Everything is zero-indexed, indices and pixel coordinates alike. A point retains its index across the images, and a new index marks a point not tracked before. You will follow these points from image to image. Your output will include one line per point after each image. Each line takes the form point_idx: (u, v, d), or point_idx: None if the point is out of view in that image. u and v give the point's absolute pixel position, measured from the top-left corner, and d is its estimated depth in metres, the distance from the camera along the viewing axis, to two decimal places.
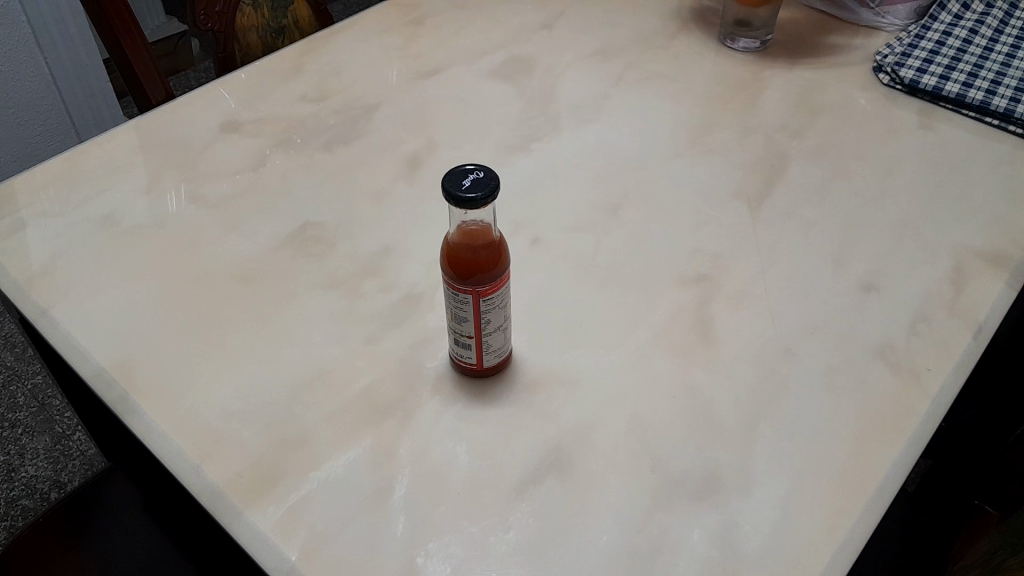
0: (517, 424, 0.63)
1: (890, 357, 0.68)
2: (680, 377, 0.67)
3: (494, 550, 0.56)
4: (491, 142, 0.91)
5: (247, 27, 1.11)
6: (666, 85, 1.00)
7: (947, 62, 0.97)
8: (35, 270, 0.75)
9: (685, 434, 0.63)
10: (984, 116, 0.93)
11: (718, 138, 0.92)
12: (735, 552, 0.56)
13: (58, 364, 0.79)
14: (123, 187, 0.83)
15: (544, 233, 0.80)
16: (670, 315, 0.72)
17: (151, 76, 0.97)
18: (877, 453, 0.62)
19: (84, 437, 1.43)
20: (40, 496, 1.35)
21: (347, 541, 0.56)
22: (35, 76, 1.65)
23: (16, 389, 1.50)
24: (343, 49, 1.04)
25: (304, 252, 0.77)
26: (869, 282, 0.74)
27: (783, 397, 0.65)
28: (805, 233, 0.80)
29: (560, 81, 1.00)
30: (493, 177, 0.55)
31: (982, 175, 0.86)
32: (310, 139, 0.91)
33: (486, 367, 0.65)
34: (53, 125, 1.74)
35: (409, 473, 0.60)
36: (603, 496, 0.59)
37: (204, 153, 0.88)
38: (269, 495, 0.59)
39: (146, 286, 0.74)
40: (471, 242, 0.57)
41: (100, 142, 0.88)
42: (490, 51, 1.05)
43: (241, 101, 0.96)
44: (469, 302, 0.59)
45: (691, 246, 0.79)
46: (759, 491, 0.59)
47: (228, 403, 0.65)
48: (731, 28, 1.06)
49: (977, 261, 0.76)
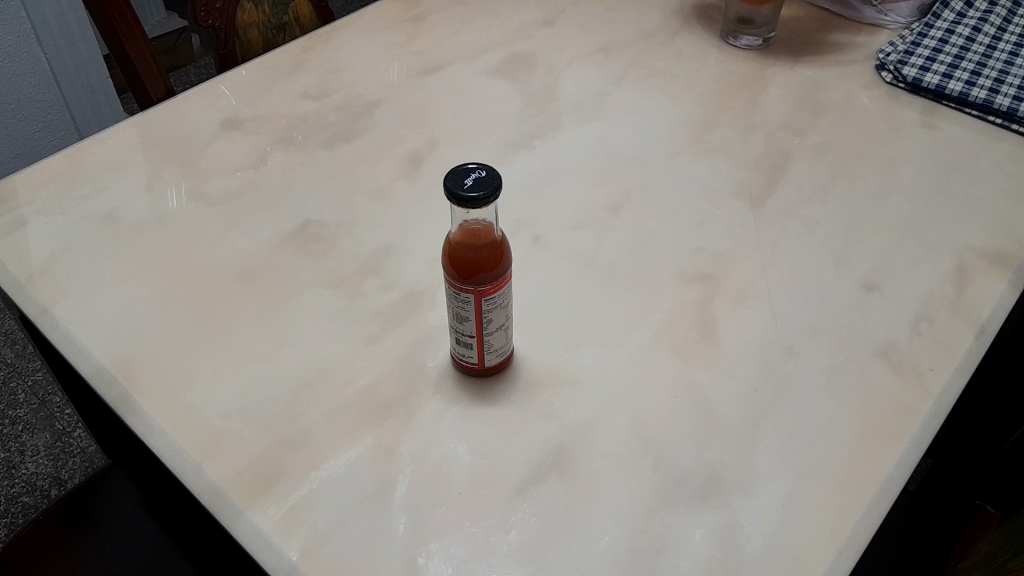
0: (517, 423, 0.63)
1: (892, 357, 0.68)
2: (682, 377, 0.67)
3: (495, 550, 0.56)
4: (491, 139, 0.91)
5: (248, 24, 1.11)
6: (667, 83, 0.99)
7: (950, 61, 0.96)
8: (35, 268, 0.74)
9: (686, 434, 0.63)
10: (987, 115, 0.93)
11: (720, 136, 0.91)
12: (736, 552, 0.56)
13: (59, 362, 0.79)
14: (123, 184, 0.83)
15: (546, 232, 0.80)
16: (672, 315, 0.72)
17: (151, 72, 0.97)
18: (879, 454, 0.61)
19: (84, 433, 1.43)
20: (40, 493, 1.35)
21: (348, 541, 0.56)
22: (36, 71, 1.65)
23: (16, 385, 1.50)
24: (343, 46, 1.04)
25: (304, 250, 0.77)
26: (872, 282, 0.74)
27: (784, 397, 0.65)
28: (808, 232, 0.79)
29: (561, 79, 1.00)
30: (495, 176, 0.55)
31: (984, 175, 0.85)
32: (310, 136, 0.91)
33: (487, 366, 0.65)
34: (53, 120, 1.74)
35: (410, 473, 0.60)
36: (604, 496, 0.59)
37: (204, 151, 0.88)
38: (269, 494, 0.59)
39: (147, 284, 0.74)
40: (472, 241, 0.57)
41: (100, 139, 0.88)
42: (491, 48, 1.05)
43: (241, 98, 0.95)
44: (470, 302, 0.59)
45: (692, 245, 0.78)
46: (760, 491, 0.59)
47: (228, 402, 0.64)
48: (733, 25, 1.05)
49: (979, 261, 0.76)
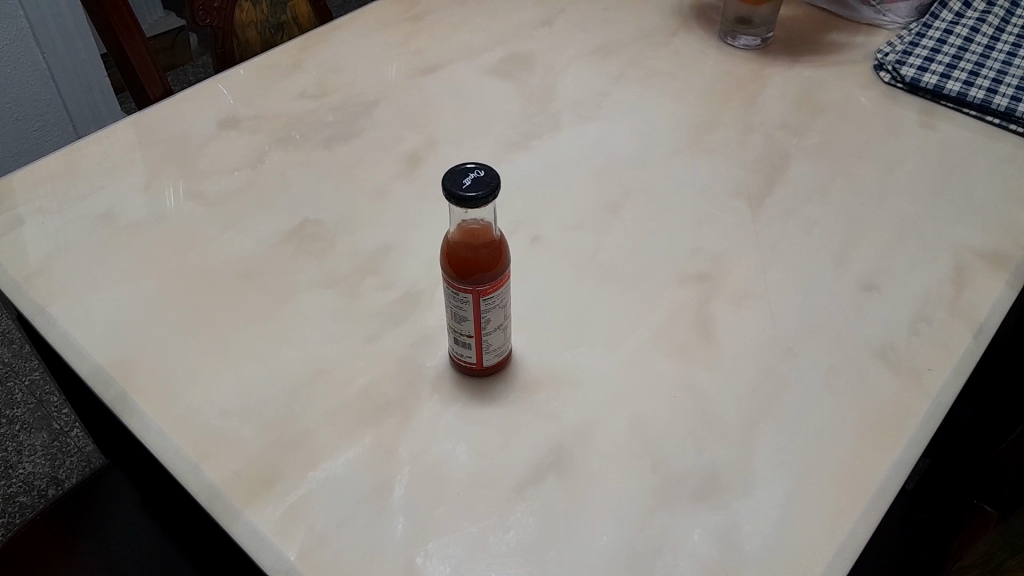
0: (517, 423, 0.63)
1: (890, 357, 0.68)
2: (681, 377, 0.67)
3: (494, 550, 0.56)
4: (490, 139, 0.91)
5: (247, 23, 1.11)
6: (666, 83, 0.99)
7: (948, 61, 0.97)
8: (33, 267, 0.74)
9: (685, 434, 0.63)
10: (984, 116, 0.93)
11: (719, 136, 0.92)
12: (735, 551, 0.56)
13: (57, 363, 0.79)
14: (121, 183, 0.83)
15: (544, 232, 0.80)
16: (671, 315, 0.72)
17: (149, 71, 0.97)
18: (877, 453, 0.61)
19: (81, 433, 1.42)
20: (37, 493, 1.35)
21: (346, 540, 0.56)
22: (33, 71, 1.65)
23: (13, 385, 1.50)
24: (342, 46, 1.04)
25: (303, 249, 0.77)
26: (870, 282, 0.74)
27: (783, 397, 0.65)
28: (806, 232, 0.79)
29: (560, 79, 1.00)
30: (494, 176, 0.55)
31: (982, 175, 0.85)
32: (309, 136, 0.90)
33: (486, 366, 0.65)
34: (51, 120, 1.74)
35: (408, 473, 0.60)
36: (603, 495, 0.59)
37: (202, 150, 0.88)
38: (267, 494, 0.59)
39: (145, 284, 0.73)
40: (471, 241, 0.57)
41: (99, 138, 0.88)
42: (490, 48, 1.05)
43: (240, 97, 0.95)
44: (469, 302, 0.59)
45: (691, 244, 0.78)
46: (759, 491, 0.59)
47: (227, 402, 0.64)
48: (732, 25, 1.05)
49: (977, 261, 0.76)
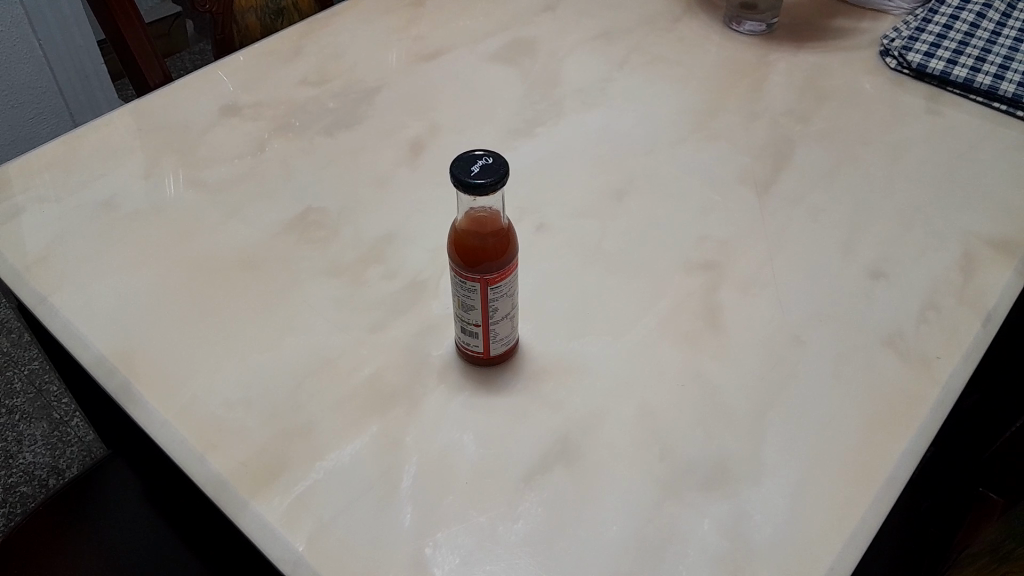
0: (523, 413, 0.63)
1: (899, 345, 0.67)
2: (689, 366, 0.66)
3: (504, 540, 0.55)
4: (492, 127, 0.90)
5: (246, 9, 1.10)
6: (671, 69, 0.98)
7: (955, 46, 0.96)
8: (33, 257, 0.73)
9: (694, 422, 0.62)
10: (992, 102, 0.92)
11: (725, 122, 0.91)
12: (746, 541, 0.55)
13: (59, 354, 0.78)
14: (122, 172, 0.82)
15: (549, 220, 0.79)
16: (677, 304, 0.71)
17: (148, 57, 0.95)
18: (887, 442, 0.61)
19: (82, 422, 1.42)
20: (38, 482, 1.34)
21: (353, 531, 0.56)
22: (29, 58, 1.63)
23: (11, 374, 1.49)
24: (341, 31, 1.03)
25: (306, 238, 0.76)
26: (878, 270, 0.74)
27: (792, 386, 0.65)
28: (813, 220, 0.79)
29: (563, 65, 0.99)
30: (502, 163, 0.54)
31: (990, 162, 0.85)
32: (309, 123, 0.90)
33: (492, 355, 0.64)
34: (46, 107, 1.72)
35: (416, 464, 0.59)
36: (611, 485, 0.59)
37: (202, 137, 0.87)
38: (274, 485, 0.58)
39: (147, 274, 0.73)
40: (480, 229, 0.57)
41: (97, 126, 0.86)
42: (492, 34, 1.04)
43: (240, 84, 0.94)
44: (476, 291, 0.58)
45: (698, 232, 0.78)
46: (768, 481, 0.59)
47: (231, 392, 0.64)
48: (737, 10, 1.04)
49: (986, 249, 0.75)
